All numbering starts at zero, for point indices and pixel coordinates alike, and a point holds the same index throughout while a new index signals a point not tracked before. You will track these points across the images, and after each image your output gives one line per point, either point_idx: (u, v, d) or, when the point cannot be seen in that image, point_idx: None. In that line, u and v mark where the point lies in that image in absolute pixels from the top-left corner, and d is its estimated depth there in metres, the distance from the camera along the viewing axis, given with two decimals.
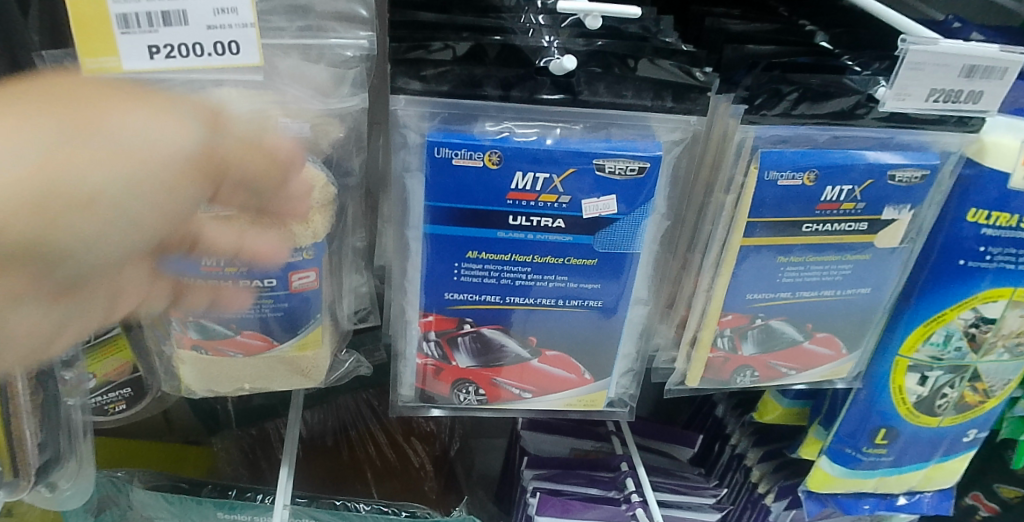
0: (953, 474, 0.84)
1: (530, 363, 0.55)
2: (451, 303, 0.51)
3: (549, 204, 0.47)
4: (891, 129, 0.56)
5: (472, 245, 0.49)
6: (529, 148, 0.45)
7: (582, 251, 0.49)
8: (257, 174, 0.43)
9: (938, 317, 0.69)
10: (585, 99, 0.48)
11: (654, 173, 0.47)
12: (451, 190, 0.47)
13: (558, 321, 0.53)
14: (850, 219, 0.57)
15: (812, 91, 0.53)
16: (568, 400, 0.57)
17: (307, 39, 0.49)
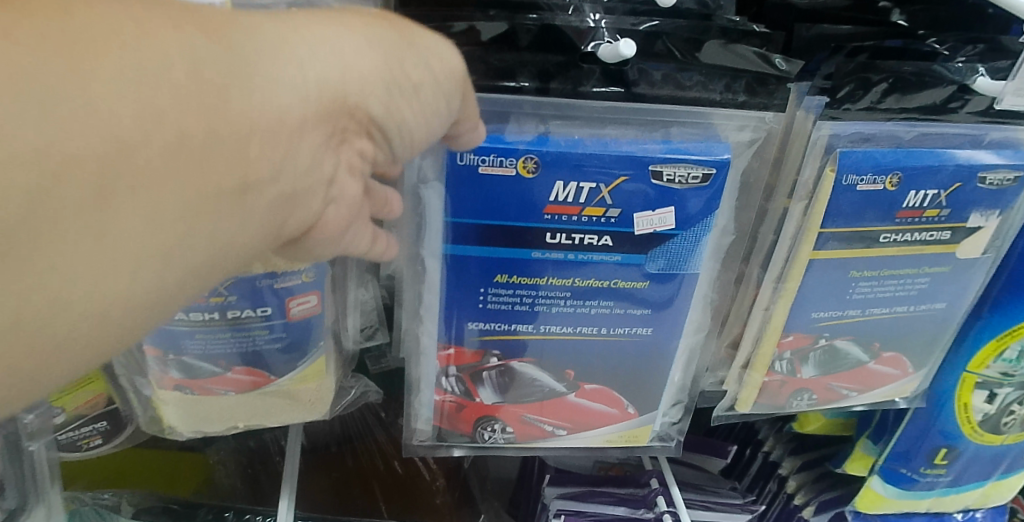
0: (1010, 491, 0.76)
1: (566, 397, 0.51)
2: (478, 333, 0.47)
3: (594, 218, 0.42)
4: (985, 124, 0.48)
5: (502, 268, 0.44)
6: (571, 153, 0.40)
7: (630, 273, 0.44)
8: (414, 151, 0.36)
9: (1014, 331, 0.61)
10: (640, 92, 0.42)
11: (719, 181, 0.42)
12: (477, 207, 0.42)
13: (598, 353, 0.48)
14: (932, 228, 0.49)
15: (903, 80, 0.45)
16: (605, 436, 0.53)
17: None
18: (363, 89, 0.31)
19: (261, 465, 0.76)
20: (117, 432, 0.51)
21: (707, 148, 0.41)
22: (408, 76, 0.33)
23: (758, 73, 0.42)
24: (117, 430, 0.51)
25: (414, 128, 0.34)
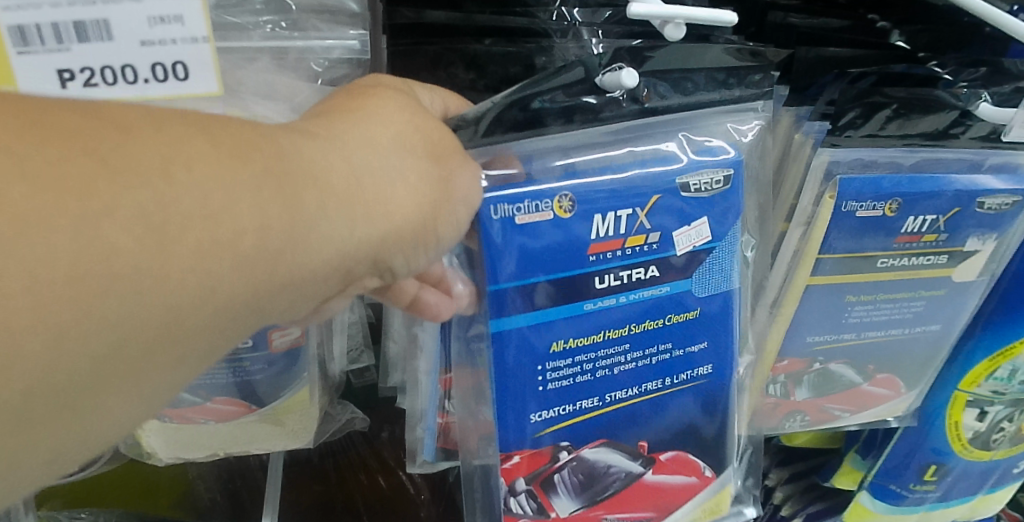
0: (999, 504, 0.76)
1: (645, 478, 0.47)
2: (544, 426, 0.44)
3: (637, 246, 0.41)
4: (986, 149, 0.47)
5: (559, 334, 0.42)
6: (603, 188, 0.40)
7: (680, 305, 0.44)
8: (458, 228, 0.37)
9: (1005, 350, 0.61)
10: (653, 106, 0.42)
11: (739, 179, 0.43)
12: (526, 269, 0.40)
13: (661, 414, 0.47)
14: (929, 252, 0.48)
15: (906, 105, 0.45)
16: (688, 513, 0.49)
17: (281, 40, 0.38)
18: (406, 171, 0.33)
19: (243, 480, 0.69)
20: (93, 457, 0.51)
21: (716, 150, 0.42)
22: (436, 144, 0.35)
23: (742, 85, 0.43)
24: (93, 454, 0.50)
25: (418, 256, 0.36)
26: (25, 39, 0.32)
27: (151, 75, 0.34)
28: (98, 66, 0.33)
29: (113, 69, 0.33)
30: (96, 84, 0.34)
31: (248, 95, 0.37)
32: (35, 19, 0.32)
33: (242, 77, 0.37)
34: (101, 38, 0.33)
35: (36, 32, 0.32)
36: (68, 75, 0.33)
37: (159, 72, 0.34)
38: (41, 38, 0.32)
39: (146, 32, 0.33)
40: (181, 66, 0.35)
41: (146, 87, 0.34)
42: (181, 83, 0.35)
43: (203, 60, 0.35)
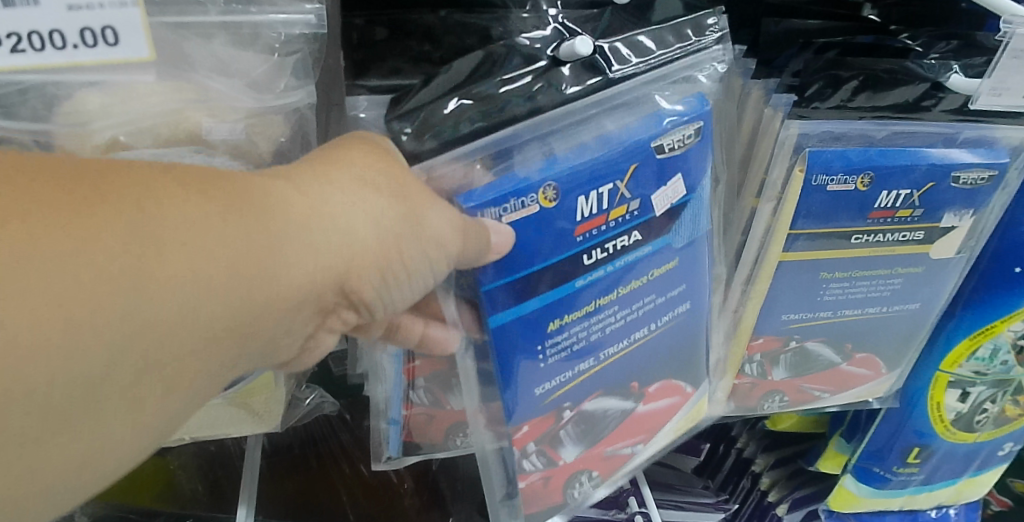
0: (983, 487, 0.75)
1: (636, 411, 0.50)
2: (549, 395, 0.45)
3: (621, 217, 0.40)
4: (960, 123, 0.46)
5: (553, 314, 0.42)
6: (584, 168, 0.38)
7: (662, 257, 0.44)
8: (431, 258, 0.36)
9: (987, 330, 0.60)
10: (616, 75, 0.40)
11: (707, 132, 0.42)
12: (516, 264, 0.39)
13: (652, 358, 0.48)
14: (904, 228, 0.48)
15: (873, 77, 0.44)
16: (679, 423, 0.53)
17: (237, 15, 0.37)
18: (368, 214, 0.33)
19: (224, 468, 0.69)
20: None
21: (687, 104, 0.41)
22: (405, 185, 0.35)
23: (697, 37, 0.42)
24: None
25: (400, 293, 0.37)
26: None
27: (80, 41, 0.33)
28: (25, 31, 0.32)
29: (40, 35, 0.32)
30: (24, 51, 0.32)
31: (201, 71, 0.36)
32: None
33: (189, 51, 0.36)
34: (27, 3, 0.31)
35: None
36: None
37: (90, 38, 0.33)
38: None
39: None
40: (111, 31, 0.33)
41: (75, 52, 0.33)
42: (110, 49, 0.33)
43: (132, 24, 0.33)
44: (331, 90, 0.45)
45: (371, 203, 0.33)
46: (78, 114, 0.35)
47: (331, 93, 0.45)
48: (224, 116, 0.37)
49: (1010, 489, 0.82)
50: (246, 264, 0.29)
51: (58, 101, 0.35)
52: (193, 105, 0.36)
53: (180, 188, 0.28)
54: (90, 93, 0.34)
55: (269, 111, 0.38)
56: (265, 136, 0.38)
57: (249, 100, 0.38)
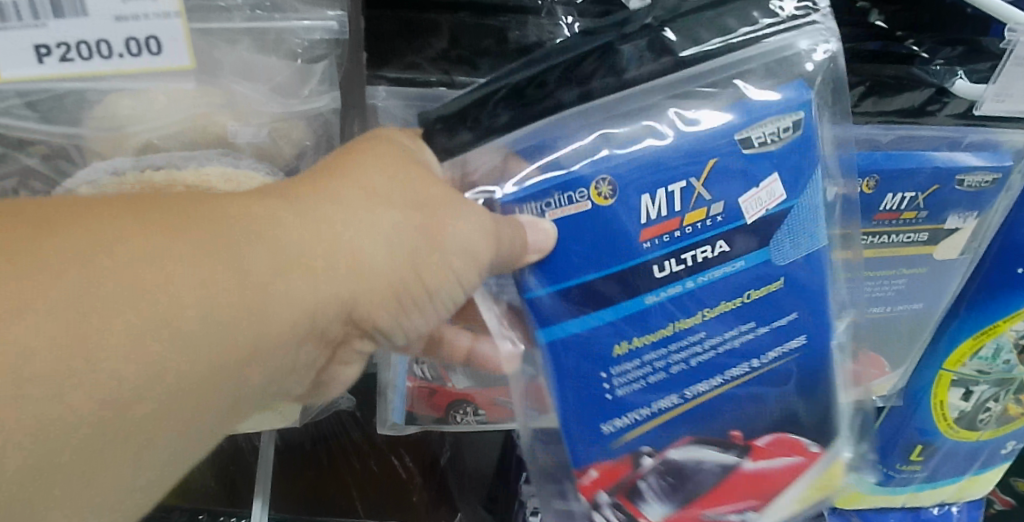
0: (986, 486, 0.76)
1: (743, 467, 0.46)
2: (619, 434, 0.43)
3: (698, 222, 0.40)
4: (966, 127, 0.47)
5: (621, 336, 0.41)
6: (647, 167, 0.38)
7: (759, 278, 0.42)
8: (443, 269, 0.39)
9: (989, 329, 0.62)
10: (687, 55, 0.38)
11: (810, 126, 0.40)
12: (566, 267, 0.40)
13: (758, 400, 0.45)
14: (909, 230, 0.50)
15: (879, 83, 0.45)
16: (805, 489, 0.47)
17: (261, 21, 0.38)
18: (372, 229, 0.36)
19: (238, 463, 0.70)
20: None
21: (777, 95, 0.40)
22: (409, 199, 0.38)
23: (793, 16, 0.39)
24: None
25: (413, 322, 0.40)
26: (3, 14, 0.32)
27: (126, 50, 0.34)
28: (73, 41, 0.34)
29: (88, 45, 0.34)
30: (72, 59, 0.34)
31: (227, 77, 0.38)
32: None
33: (220, 58, 0.37)
34: (77, 13, 0.33)
35: (14, 7, 0.32)
36: (45, 50, 0.34)
37: (134, 47, 0.34)
38: (19, 15, 0.32)
39: (120, 8, 0.33)
40: (155, 40, 0.34)
41: (121, 61, 0.34)
42: (154, 57, 0.35)
43: (175, 34, 0.35)
44: (348, 94, 0.46)
45: (387, 213, 0.37)
46: (108, 118, 0.36)
47: (348, 96, 0.46)
48: (249, 120, 0.38)
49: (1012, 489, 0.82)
50: (249, 294, 0.32)
51: (87, 104, 0.36)
52: (221, 110, 0.37)
53: (176, 231, 0.31)
54: (126, 99, 0.36)
55: (295, 115, 0.40)
56: (290, 140, 0.40)
57: (275, 106, 0.39)
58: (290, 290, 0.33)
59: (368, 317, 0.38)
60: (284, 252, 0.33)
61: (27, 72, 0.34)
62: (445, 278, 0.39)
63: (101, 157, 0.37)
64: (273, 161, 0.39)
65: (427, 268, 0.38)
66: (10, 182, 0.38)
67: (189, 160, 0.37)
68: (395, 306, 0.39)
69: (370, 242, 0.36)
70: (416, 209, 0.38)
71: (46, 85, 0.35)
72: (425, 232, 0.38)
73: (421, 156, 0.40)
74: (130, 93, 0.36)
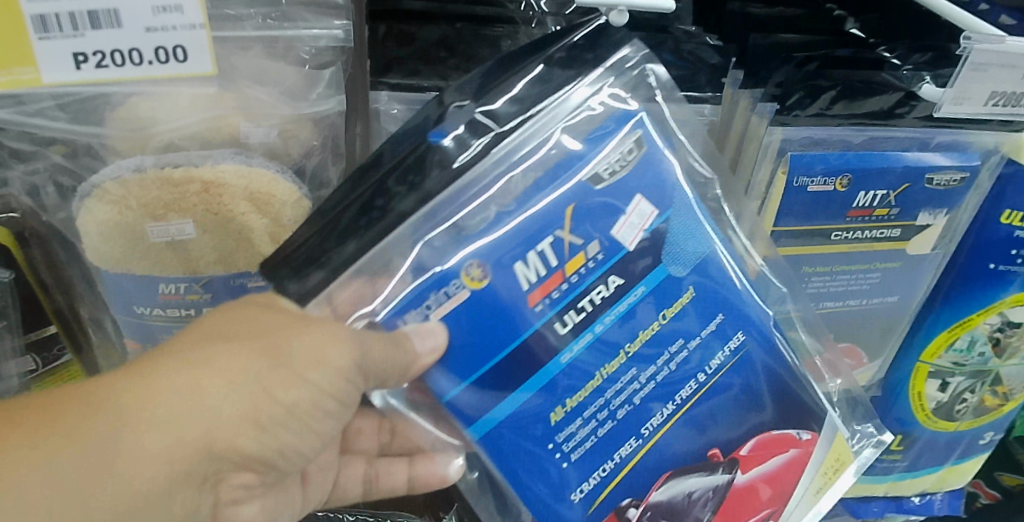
0: (966, 476, 0.79)
1: (735, 481, 0.47)
2: (589, 501, 0.44)
3: (581, 267, 0.41)
4: (932, 128, 0.50)
5: (550, 406, 0.42)
6: (506, 240, 0.40)
7: (667, 294, 0.43)
8: (320, 382, 0.40)
9: (964, 323, 0.65)
10: (504, 129, 0.41)
11: (652, 139, 0.42)
12: (472, 352, 0.40)
13: (716, 413, 0.45)
14: (882, 226, 0.52)
15: (851, 88, 0.48)
16: (815, 476, 0.48)
17: (272, 29, 0.41)
18: (217, 373, 0.37)
19: None
20: (55, 352, 0.48)
21: (606, 126, 0.42)
22: (257, 330, 0.38)
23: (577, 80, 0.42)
24: (12, 302, 0.45)
25: (297, 442, 0.42)
26: (45, 26, 0.35)
27: (154, 58, 0.37)
28: (108, 49, 0.36)
29: (121, 53, 0.36)
30: (107, 66, 0.36)
31: (243, 81, 0.40)
32: (55, 8, 0.34)
33: (236, 64, 0.40)
34: (111, 25, 0.35)
35: (55, 20, 0.34)
36: (82, 58, 0.36)
37: (162, 55, 0.37)
38: (60, 26, 0.35)
39: (151, 20, 0.36)
40: (181, 49, 0.37)
41: (151, 67, 0.37)
42: (181, 64, 0.37)
43: (200, 44, 0.37)
44: (350, 98, 0.45)
45: (220, 351, 0.38)
46: (130, 119, 0.39)
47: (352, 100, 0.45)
48: (262, 121, 0.41)
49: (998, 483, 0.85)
50: (94, 467, 0.35)
51: (111, 107, 0.39)
52: (234, 112, 0.40)
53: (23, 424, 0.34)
54: (150, 102, 0.39)
55: (304, 117, 0.42)
56: (298, 141, 0.42)
57: (285, 108, 0.41)
58: (131, 453, 0.36)
59: (235, 447, 0.39)
60: (116, 425, 0.35)
61: (62, 77, 0.36)
62: (308, 394, 0.40)
63: (123, 156, 0.40)
64: (283, 159, 0.42)
65: (282, 386, 0.39)
66: (41, 177, 0.42)
67: (205, 159, 0.40)
68: (264, 432, 0.40)
69: (207, 381, 0.37)
70: (253, 338, 0.38)
71: (79, 87, 0.37)
72: (271, 356, 0.38)
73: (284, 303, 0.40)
74: (151, 95, 0.38)
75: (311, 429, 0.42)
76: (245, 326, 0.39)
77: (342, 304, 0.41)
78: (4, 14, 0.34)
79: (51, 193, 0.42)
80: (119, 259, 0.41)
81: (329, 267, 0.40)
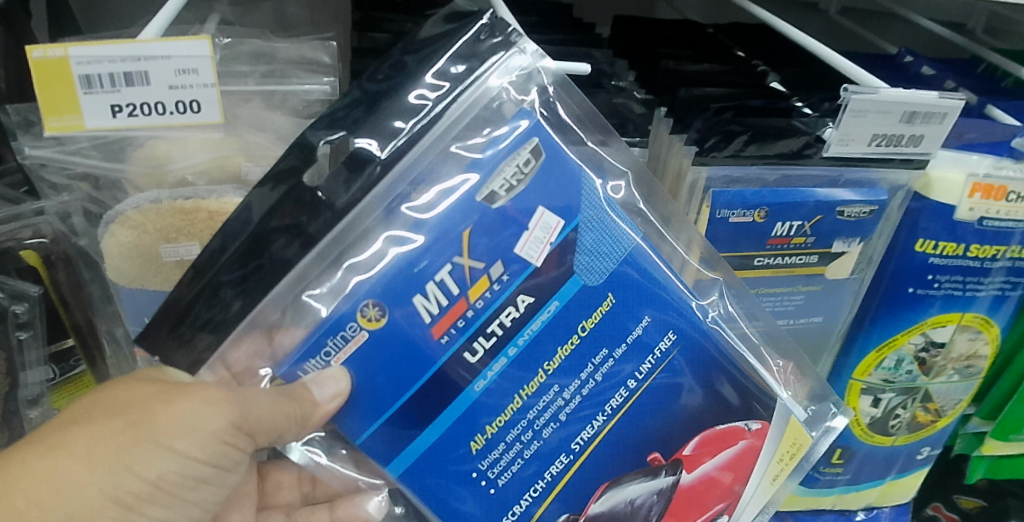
0: (909, 490, 0.85)
1: (683, 477, 0.54)
2: (530, 512, 0.51)
3: (484, 290, 0.47)
4: (841, 167, 0.58)
5: (471, 435, 0.49)
6: (399, 280, 0.45)
7: (585, 310, 0.48)
8: (192, 444, 0.46)
9: (890, 342, 0.72)
10: (388, 154, 0.45)
11: (548, 147, 0.46)
12: (384, 386, 0.47)
13: (648, 415, 0.52)
14: (801, 252, 0.59)
15: (761, 132, 0.56)
16: (770, 462, 0.56)
17: (270, 85, 0.50)
18: (85, 449, 0.44)
19: None
20: (72, 363, 0.56)
21: (499, 141, 0.46)
22: (128, 409, 0.45)
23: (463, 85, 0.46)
24: (39, 314, 0.52)
25: (170, 514, 0.47)
26: (90, 83, 0.42)
27: (175, 109, 0.44)
28: (138, 102, 0.44)
29: (148, 105, 0.44)
30: (136, 116, 0.44)
31: (245, 127, 0.48)
32: (98, 70, 0.42)
33: (240, 113, 0.48)
34: (143, 82, 0.43)
35: (98, 79, 0.42)
36: (118, 109, 0.43)
37: (181, 107, 0.44)
38: (102, 83, 0.42)
39: (173, 80, 0.43)
40: (197, 103, 0.44)
41: (172, 117, 0.44)
42: (195, 115, 0.45)
43: (211, 100, 0.44)
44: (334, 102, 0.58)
45: (81, 434, 0.45)
46: (150, 158, 0.46)
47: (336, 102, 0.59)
48: (260, 161, 0.48)
49: (957, 506, 0.90)
50: None
51: (135, 148, 0.46)
52: (237, 153, 0.48)
53: None
54: (165, 145, 0.46)
55: None
56: None
57: (279, 149, 0.49)
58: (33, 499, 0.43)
59: None
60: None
61: (101, 124, 0.44)
62: (175, 465, 0.46)
63: (142, 189, 0.47)
64: None
65: (142, 460, 0.45)
66: (73, 206, 0.49)
67: (211, 193, 0.47)
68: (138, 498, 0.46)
69: (62, 463, 0.44)
70: (118, 416, 0.45)
71: (112, 132, 0.44)
72: (135, 430, 0.45)
73: (168, 374, 0.47)
74: (167, 140, 0.46)
75: (182, 499, 0.47)
76: (113, 409, 0.46)
77: (236, 362, 0.47)
78: (58, 73, 0.41)
79: (79, 220, 0.50)
80: (136, 277, 0.48)
81: (218, 331, 0.46)
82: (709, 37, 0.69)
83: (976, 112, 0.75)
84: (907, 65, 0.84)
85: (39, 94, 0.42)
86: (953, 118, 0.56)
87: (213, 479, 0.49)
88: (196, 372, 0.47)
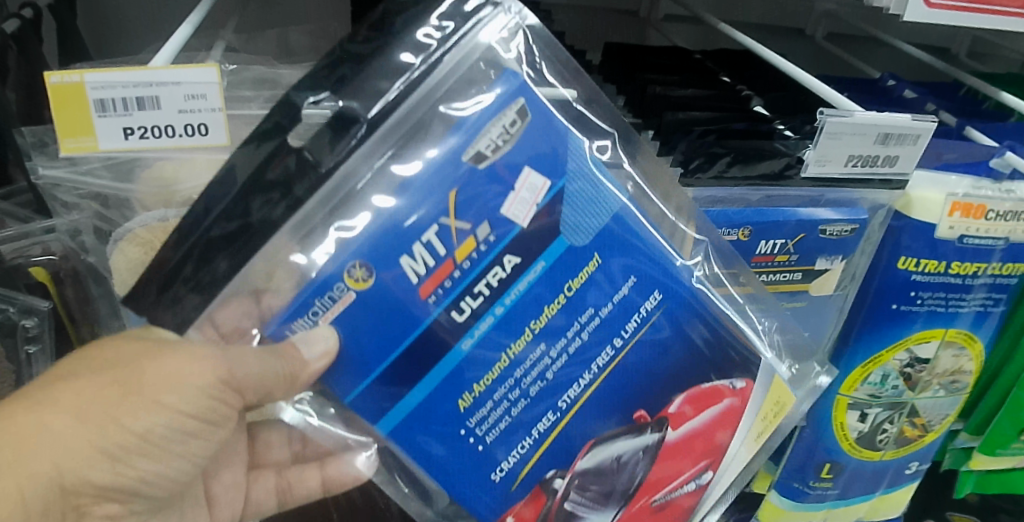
0: (898, 505, 0.86)
1: (670, 435, 0.56)
2: (519, 467, 0.53)
3: (472, 250, 0.47)
4: (822, 188, 0.60)
5: (459, 393, 0.50)
6: (388, 241, 0.46)
7: (570, 271, 0.50)
8: (179, 396, 0.46)
9: (876, 357, 0.73)
10: (374, 115, 0.46)
11: (535, 110, 0.47)
12: (373, 346, 0.48)
13: (632, 372, 0.53)
14: (784, 270, 0.61)
15: (742, 154, 0.58)
16: (754, 420, 0.58)
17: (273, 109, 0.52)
18: (72, 402, 0.45)
19: None
20: None
21: (489, 100, 0.47)
22: (117, 366, 0.46)
23: (443, 43, 0.47)
24: (47, 328, 0.54)
25: (158, 467, 0.49)
26: (104, 107, 0.44)
27: (184, 132, 0.46)
28: (149, 125, 0.46)
29: (159, 128, 0.46)
30: (147, 138, 0.46)
31: None
32: (112, 95, 0.44)
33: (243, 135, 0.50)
34: (154, 106, 0.45)
35: (112, 103, 0.44)
36: (130, 131, 0.45)
37: (190, 130, 0.47)
38: (115, 107, 0.44)
39: (183, 104, 0.45)
40: (204, 126, 0.47)
41: (181, 139, 0.47)
42: (202, 137, 0.47)
43: (218, 123, 0.47)
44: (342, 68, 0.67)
45: (68, 389, 0.45)
46: (158, 179, 0.48)
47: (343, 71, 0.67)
48: None
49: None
50: None
51: (143, 168, 0.48)
52: None
53: None
54: (171, 164, 0.48)
55: None
56: None
57: None
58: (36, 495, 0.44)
59: (85, 480, 0.46)
60: None
61: (113, 145, 0.46)
62: (165, 419, 0.47)
63: (150, 207, 0.49)
64: None
65: (129, 414, 0.46)
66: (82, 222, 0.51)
67: None
68: (125, 457, 0.47)
69: (46, 423, 0.44)
70: (106, 372, 0.46)
71: (123, 153, 0.47)
72: (123, 385, 0.46)
73: (154, 332, 0.47)
74: (173, 160, 0.48)
75: (173, 453, 0.49)
76: (103, 366, 0.46)
77: (224, 323, 0.48)
78: (75, 97, 0.44)
79: (89, 237, 0.51)
80: None
81: (206, 293, 0.47)
82: (694, 64, 0.72)
83: (955, 134, 0.77)
84: (890, 88, 0.86)
85: (54, 114, 0.44)
86: (926, 139, 0.58)
87: (202, 434, 0.50)
88: (185, 332, 0.47)
